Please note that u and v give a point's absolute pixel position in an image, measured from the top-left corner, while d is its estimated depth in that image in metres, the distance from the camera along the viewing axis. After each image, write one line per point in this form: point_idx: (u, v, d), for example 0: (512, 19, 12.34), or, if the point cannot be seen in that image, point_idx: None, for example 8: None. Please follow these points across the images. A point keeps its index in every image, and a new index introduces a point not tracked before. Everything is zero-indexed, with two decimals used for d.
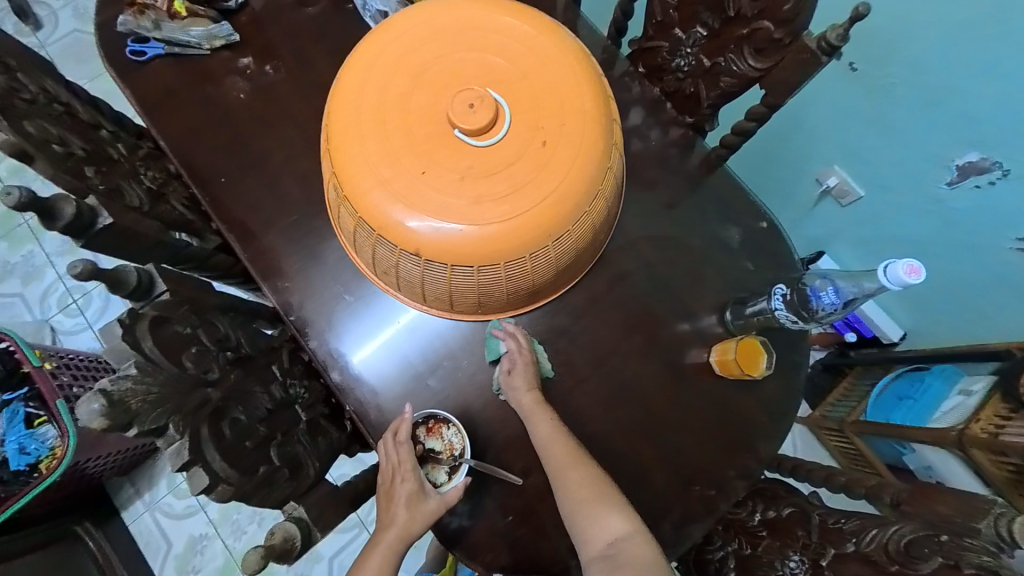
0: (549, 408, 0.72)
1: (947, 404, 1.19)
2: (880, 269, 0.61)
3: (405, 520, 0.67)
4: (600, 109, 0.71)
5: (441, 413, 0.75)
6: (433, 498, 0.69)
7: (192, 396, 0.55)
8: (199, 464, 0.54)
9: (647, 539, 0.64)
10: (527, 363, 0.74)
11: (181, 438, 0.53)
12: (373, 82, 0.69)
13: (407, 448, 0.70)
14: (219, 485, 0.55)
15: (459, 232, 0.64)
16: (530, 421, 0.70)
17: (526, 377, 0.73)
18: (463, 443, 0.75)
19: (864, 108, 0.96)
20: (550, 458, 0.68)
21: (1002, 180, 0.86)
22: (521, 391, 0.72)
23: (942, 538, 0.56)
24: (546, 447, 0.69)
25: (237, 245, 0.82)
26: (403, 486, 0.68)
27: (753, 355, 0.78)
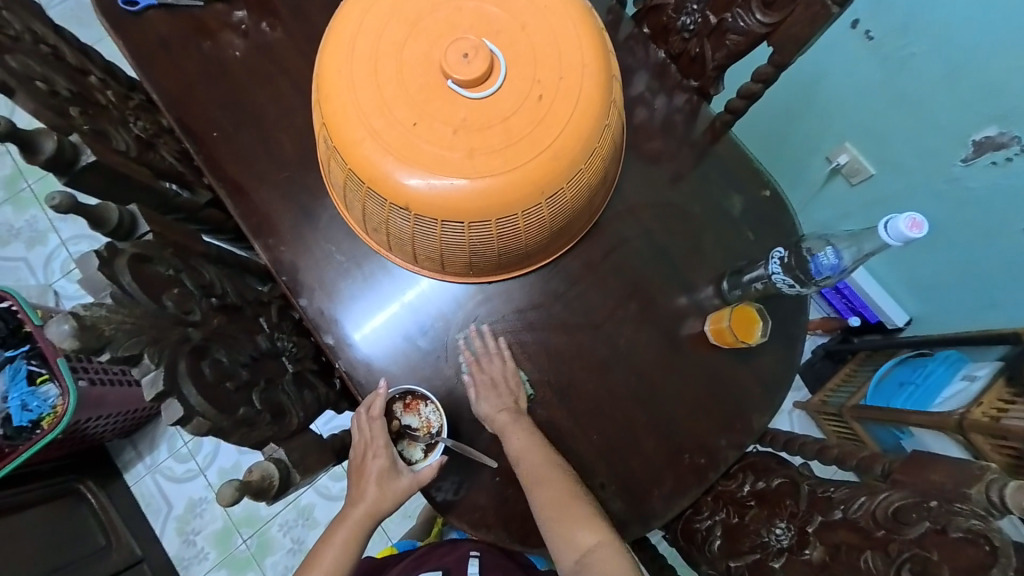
0: (525, 421, 0.73)
1: (950, 391, 1.17)
2: (881, 225, 0.59)
3: (376, 495, 0.71)
4: (601, 61, 0.68)
5: (419, 391, 0.76)
6: (405, 477, 0.72)
7: (172, 331, 0.52)
8: (174, 396, 0.50)
9: (620, 553, 0.67)
10: (493, 388, 0.74)
11: (158, 369, 0.49)
12: (365, 29, 0.67)
13: (379, 423, 0.72)
14: (194, 418, 0.50)
15: (451, 185, 0.63)
16: (503, 434, 0.71)
17: (494, 399, 0.73)
18: (439, 422, 0.76)
19: (881, 81, 1.07)
20: (524, 473, 0.69)
21: (1019, 155, 0.97)
22: (495, 411, 0.73)
23: (931, 503, 0.51)
24: (521, 461, 0.70)
25: (228, 200, 0.82)
26: (374, 463, 0.72)
27: (748, 324, 0.76)
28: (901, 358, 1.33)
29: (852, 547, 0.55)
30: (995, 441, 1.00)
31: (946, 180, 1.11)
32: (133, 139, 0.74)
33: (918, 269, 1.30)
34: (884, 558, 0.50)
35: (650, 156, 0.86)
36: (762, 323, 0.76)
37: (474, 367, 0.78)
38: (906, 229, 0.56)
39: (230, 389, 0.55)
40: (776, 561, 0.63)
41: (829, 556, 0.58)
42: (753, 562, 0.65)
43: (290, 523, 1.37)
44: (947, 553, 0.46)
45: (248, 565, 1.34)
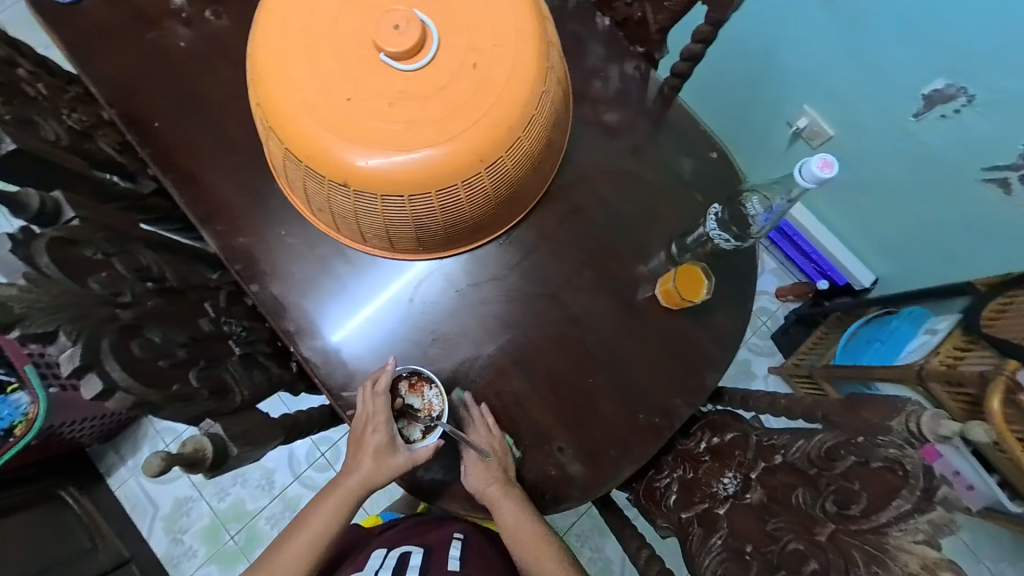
0: (516, 492, 0.72)
1: (914, 344, 1.17)
2: (796, 167, 0.60)
3: (370, 468, 0.70)
4: (537, 25, 0.68)
5: (426, 372, 0.76)
6: (402, 454, 0.71)
7: (97, 310, 0.52)
8: (96, 371, 0.50)
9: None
10: (477, 460, 0.73)
11: (75, 345, 0.49)
12: (299, 5, 0.67)
13: (383, 399, 0.72)
14: (117, 393, 0.50)
15: (390, 158, 0.63)
16: (492, 507, 0.71)
17: (481, 473, 0.72)
18: (441, 406, 0.75)
19: (835, 39, 1.08)
20: (515, 543, 0.71)
21: (966, 106, 0.99)
22: (488, 485, 0.71)
23: (858, 439, 0.51)
24: (513, 537, 0.71)
25: (174, 190, 0.82)
26: (373, 437, 0.71)
27: (694, 282, 0.77)
28: (870, 317, 1.34)
29: (788, 486, 0.58)
30: (952, 388, 1.02)
31: (902, 136, 1.12)
32: (65, 130, 0.74)
33: (882, 226, 1.32)
34: (813, 493, 0.54)
35: (599, 123, 0.86)
36: (709, 283, 0.78)
37: (431, 342, 0.78)
38: (819, 169, 0.58)
39: (165, 366, 0.56)
40: (721, 507, 0.65)
41: (767, 496, 0.60)
42: (702, 511, 0.67)
43: (277, 515, 1.37)
44: (868, 482, 0.48)
45: (237, 559, 1.35)
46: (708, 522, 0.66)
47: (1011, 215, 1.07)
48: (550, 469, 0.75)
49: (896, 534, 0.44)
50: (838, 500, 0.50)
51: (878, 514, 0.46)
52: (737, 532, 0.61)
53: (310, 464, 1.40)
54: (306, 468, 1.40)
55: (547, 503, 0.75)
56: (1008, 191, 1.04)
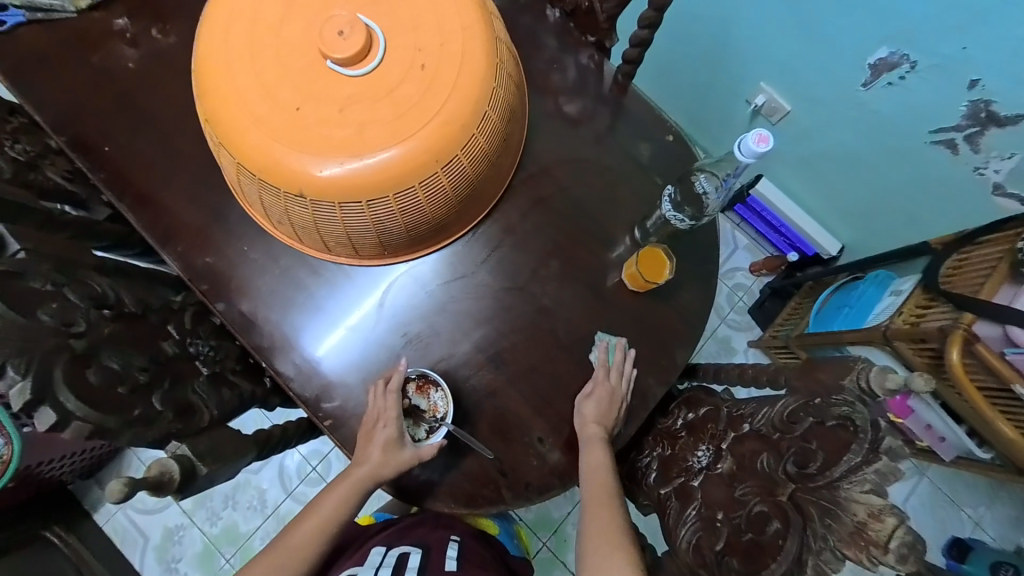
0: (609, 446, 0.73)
1: (880, 306, 1.21)
2: (734, 145, 0.62)
3: (378, 461, 0.70)
4: (482, 21, 0.68)
5: (432, 374, 0.77)
6: (408, 449, 0.72)
7: (49, 339, 0.50)
8: (50, 403, 0.48)
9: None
10: (604, 396, 0.75)
11: (25, 380, 0.46)
12: (241, 16, 0.66)
13: (394, 397, 0.72)
14: (73, 422, 0.49)
15: (343, 165, 0.63)
16: (584, 444, 0.72)
17: (599, 408, 0.74)
18: (446, 408, 0.76)
19: (782, 15, 1.11)
20: (587, 489, 0.70)
21: (909, 73, 1.02)
22: (588, 420, 0.74)
23: (817, 401, 0.53)
24: (588, 474, 0.71)
25: (131, 214, 0.80)
26: (382, 431, 0.71)
27: (657, 263, 0.79)
28: (839, 284, 1.38)
29: (754, 452, 0.59)
30: (917, 345, 1.06)
31: (854, 106, 1.15)
32: (7, 161, 0.72)
33: (843, 194, 1.36)
34: (776, 457, 0.54)
35: (556, 114, 0.87)
36: (671, 262, 0.79)
37: (406, 345, 0.78)
38: (755, 145, 0.60)
39: (123, 393, 0.55)
40: (696, 479, 0.66)
41: (735, 466, 0.61)
42: (678, 485, 0.68)
43: (272, 533, 1.36)
44: (824, 440, 0.49)
45: None
46: (684, 495, 0.66)
47: (961, 174, 1.11)
48: (531, 459, 0.76)
49: (846, 486, 0.43)
50: (798, 460, 0.51)
51: (832, 468, 0.46)
52: (710, 502, 0.61)
53: (302, 479, 1.39)
54: (298, 483, 1.39)
55: (530, 493, 0.76)
56: (955, 151, 1.08)
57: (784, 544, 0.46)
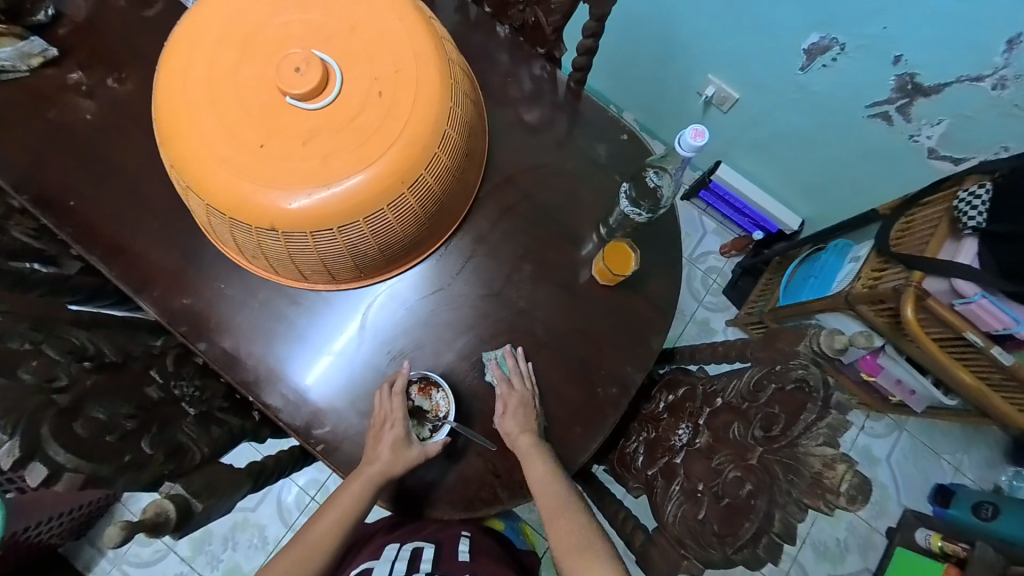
0: (544, 453, 0.74)
1: (842, 273, 1.27)
2: (676, 142, 0.69)
3: (388, 459, 0.71)
4: (434, 45, 0.71)
5: (434, 375, 0.79)
6: (415, 447, 0.73)
7: (33, 397, 0.50)
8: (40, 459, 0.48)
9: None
10: (519, 406, 0.76)
11: (13, 440, 0.46)
12: (197, 61, 0.68)
13: (400, 399, 0.74)
14: (66, 475, 0.49)
15: (310, 195, 0.65)
16: (523, 462, 0.74)
17: (519, 419, 0.76)
18: (448, 406, 0.79)
19: (718, 10, 1.18)
20: (549, 511, 0.71)
21: (840, 54, 1.10)
22: (516, 434, 0.75)
23: (777, 368, 0.57)
24: (542, 495, 0.71)
25: (103, 265, 0.81)
26: (390, 432, 0.73)
27: (623, 257, 0.83)
28: (803, 258, 1.45)
29: (725, 423, 0.62)
30: (876, 306, 1.12)
31: (795, 89, 1.22)
32: None
33: (796, 172, 1.43)
34: (744, 425, 0.58)
35: (515, 123, 0.91)
36: (636, 256, 0.83)
37: (391, 362, 0.80)
38: (693, 141, 0.65)
39: (112, 441, 0.55)
40: (678, 457, 0.69)
41: (712, 438, 0.64)
42: (664, 464, 0.71)
43: None
44: (784, 403, 0.53)
45: None
46: (669, 473, 0.69)
47: (898, 143, 1.18)
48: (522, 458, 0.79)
49: (805, 442, 0.47)
50: (764, 425, 0.54)
51: (792, 428, 0.49)
52: (692, 475, 0.64)
53: (302, 510, 1.38)
54: (298, 515, 1.38)
55: (526, 490, 0.78)
56: (891, 123, 1.16)
57: (754, 503, 0.49)
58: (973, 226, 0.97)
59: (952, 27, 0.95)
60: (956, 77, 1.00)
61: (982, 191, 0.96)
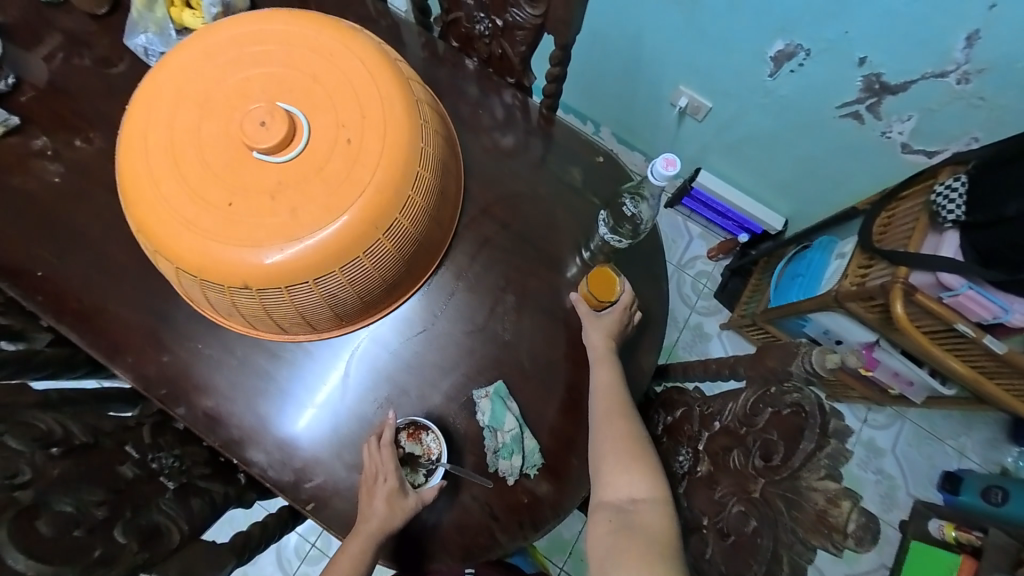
0: (616, 365, 0.76)
1: (829, 271, 1.28)
2: (647, 172, 0.67)
3: (385, 513, 0.69)
4: (399, 87, 0.71)
5: (422, 419, 0.76)
6: (412, 496, 0.71)
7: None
8: None
9: (669, 513, 0.62)
10: (613, 313, 0.79)
11: None
12: (157, 125, 0.67)
13: (389, 450, 0.72)
14: None
15: (284, 250, 0.63)
16: (593, 363, 0.76)
17: (603, 325, 0.78)
18: (439, 448, 0.76)
19: (683, 24, 1.19)
20: (599, 406, 0.73)
21: (806, 59, 1.11)
22: (596, 338, 0.78)
23: (770, 390, 0.56)
24: (603, 390, 0.74)
25: (74, 333, 0.78)
26: (383, 485, 0.70)
27: (607, 283, 0.80)
28: (790, 256, 1.45)
29: (725, 448, 0.60)
30: (866, 303, 1.12)
31: (764, 95, 1.24)
32: None
33: (774, 174, 1.43)
34: (744, 452, 0.56)
35: (487, 152, 0.90)
36: (621, 283, 0.80)
37: (378, 409, 0.78)
38: (665, 169, 0.64)
39: (81, 535, 0.52)
40: (681, 486, 0.67)
41: (712, 465, 0.62)
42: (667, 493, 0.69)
43: None
44: (780, 428, 0.51)
45: None
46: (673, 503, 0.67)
47: (870, 140, 1.20)
48: (520, 496, 0.76)
49: (805, 475, 0.45)
50: (763, 453, 0.52)
51: (793, 458, 0.47)
52: (696, 507, 0.62)
53: (302, 558, 1.33)
54: (299, 564, 1.33)
55: (525, 531, 0.75)
56: (861, 121, 1.17)
57: (760, 542, 0.47)
58: (953, 219, 0.98)
59: (910, 27, 0.97)
60: (921, 73, 1.02)
61: (957, 182, 0.97)
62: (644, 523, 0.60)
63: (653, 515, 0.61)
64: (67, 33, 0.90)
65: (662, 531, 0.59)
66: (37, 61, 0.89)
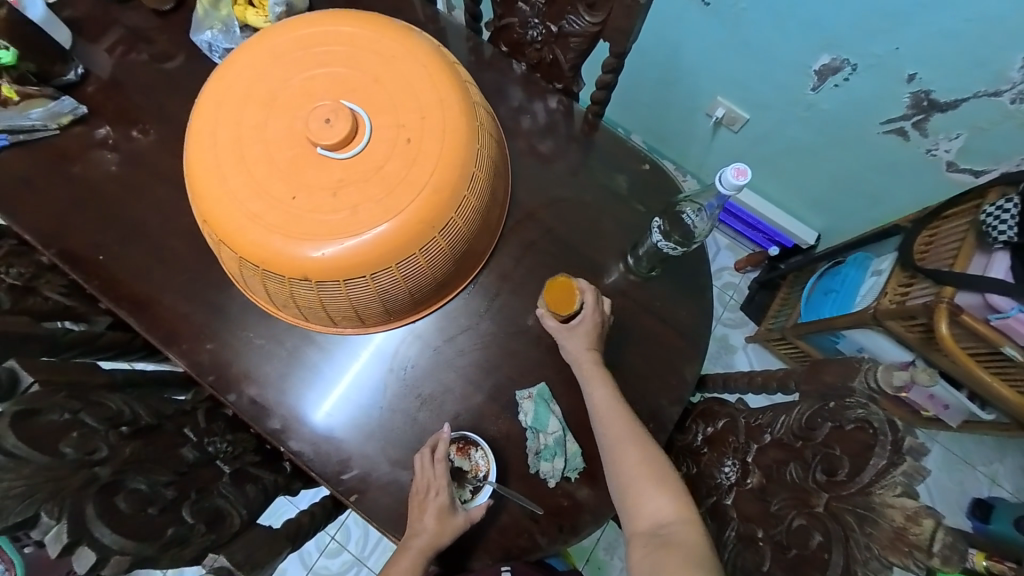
0: (607, 376, 0.75)
1: (865, 287, 1.26)
2: (715, 179, 0.66)
3: (434, 530, 0.69)
4: (457, 90, 0.72)
5: (472, 435, 0.77)
6: (460, 514, 0.71)
7: (75, 476, 0.50)
8: (87, 542, 0.48)
9: (698, 528, 0.62)
10: (592, 323, 0.76)
11: (59, 523, 0.46)
12: (225, 120, 0.69)
13: (443, 465, 0.72)
14: (113, 557, 0.48)
15: (345, 245, 0.64)
16: (586, 381, 0.74)
17: (588, 336, 0.76)
18: (488, 466, 0.76)
19: (726, 36, 1.19)
20: (604, 428, 0.71)
21: (852, 74, 1.11)
22: (582, 353, 0.76)
23: (830, 404, 0.57)
24: (602, 411, 0.72)
25: (131, 318, 0.81)
26: (434, 500, 0.70)
27: (565, 292, 0.75)
28: (822, 272, 1.43)
29: (779, 462, 0.61)
30: (907, 322, 1.10)
31: (805, 108, 1.23)
32: (3, 290, 0.72)
33: (811, 188, 1.42)
34: (803, 466, 0.57)
35: (530, 156, 0.91)
36: (580, 287, 0.76)
37: (422, 407, 0.79)
38: (735, 178, 0.64)
39: (154, 513, 0.55)
40: (728, 497, 0.67)
41: (764, 478, 0.62)
42: (711, 504, 0.70)
43: None
44: (844, 444, 0.52)
45: None
46: (719, 515, 0.68)
47: (913, 157, 1.19)
48: (560, 500, 0.76)
49: (878, 491, 0.45)
50: (825, 468, 0.53)
51: (861, 474, 0.48)
52: (746, 519, 0.63)
53: (322, 551, 1.34)
54: (319, 557, 1.34)
55: (565, 535, 0.75)
56: (906, 138, 1.16)
57: (830, 557, 0.48)
58: (1004, 240, 0.96)
59: (962, 45, 0.96)
60: (972, 92, 1.02)
61: (1009, 204, 0.95)
62: (682, 545, 0.59)
63: (686, 536, 0.61)
64: (130, 28, 0.94)
65: (699, 549, 0.59)
66: (102, 54, 0.92)
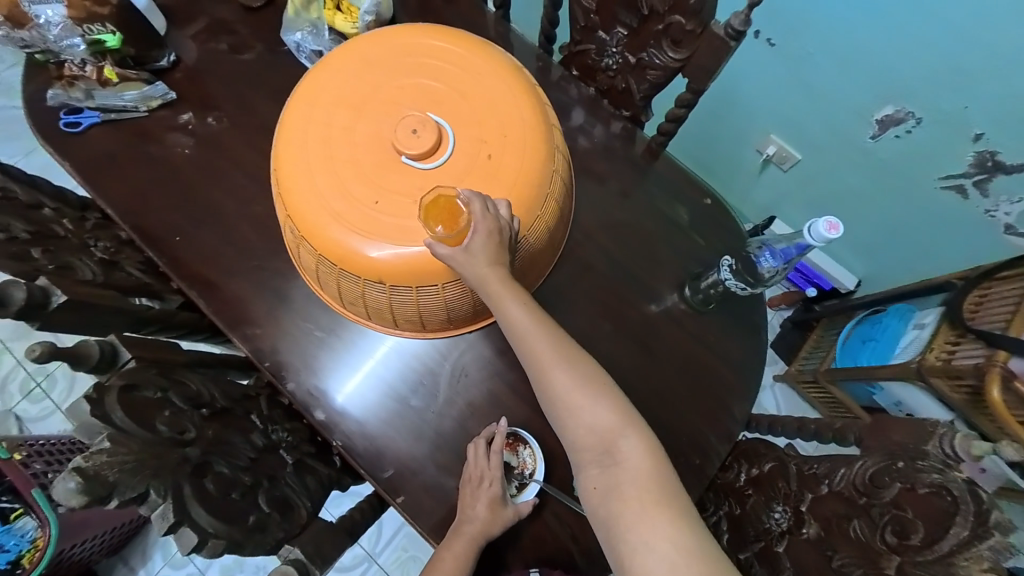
0: (518, 291, 0.63)
1: (905, 340, 1.24)
2: (805, 228, 0.68)
3: (486, 518, 0.71)
4: (537, 111, 0.73)
5: (524, 431, 0.79)
6: (510, 507, 0.73)
7: (171, 454, 0.53)
8: (186, 522, 0.52)
9: (639, 435, 0.60)
10: (489, 231, 0.63)
11: (166, 501, 0.50)
12: (316, 120, 0.72)
13: (498, 456, 0.74)
14: (210, 540, 0.53)
15: (420, 251, 0.66)
16: (498, 306, 0.63)
17: (490, 249, 0.63)
18: (534, 464, 0.78)
19: (788, 77, 1.20)
20: (527, 357, 0.63)
21: (915, 127, 1.10)
22: (482, 269, 0.63)
23: (899, 464, 0.59)
24: (519, 338, 0.62)
25: (198, 298, 0.83)
26: (489, 490, 0.72)
27: (445, 212, 0.65)
28: (859, 318, 1.42)
29: (841, 516, 0.63)
30: (952, 381, 1.09)
31: (861, 155, 1.23)
32: (94, 262, 0.76)
33: (858, 234, 1.41)
34: (870, 525, 0.59)
35: (594, 178, 0.93)
36: (463, 198, 0.63)
37: (472, 414, 0.80)
38: (827, 231, 0.66)
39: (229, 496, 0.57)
40: (779, 545, 0.69)
41: (823, 530, 0.65)
42: (759, 549, 0.71)
43: None
44: (917, 507, 0.55)
45: None
46: (768, 560, 0.69)
47: (970, 215, 1.18)
48: None
49: (964, 564, 0.49)
50: (895, 530, 0.56)
51: (940, 543, 0.52)
52: (801, 568, 0.64)
53: None
54: None
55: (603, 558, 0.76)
56: (965, 195, 1.15)
57: None
58: None
59: None
60: None
61: None
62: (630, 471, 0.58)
63: (630, 451, 0.60)
64: (217, 19, 0.98)
65: (646, 467, 0.59)
66: (189, 42, 0.96)
